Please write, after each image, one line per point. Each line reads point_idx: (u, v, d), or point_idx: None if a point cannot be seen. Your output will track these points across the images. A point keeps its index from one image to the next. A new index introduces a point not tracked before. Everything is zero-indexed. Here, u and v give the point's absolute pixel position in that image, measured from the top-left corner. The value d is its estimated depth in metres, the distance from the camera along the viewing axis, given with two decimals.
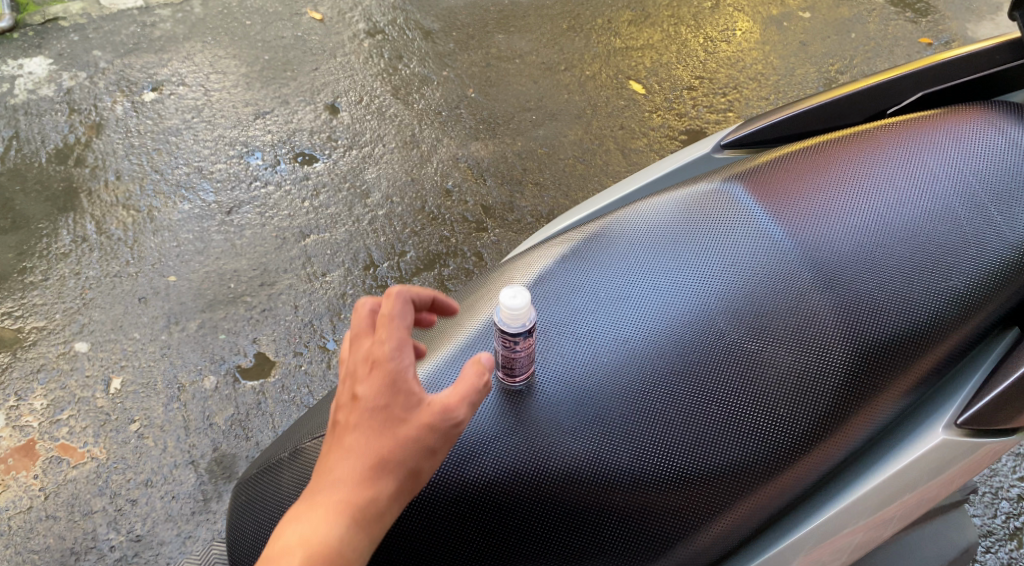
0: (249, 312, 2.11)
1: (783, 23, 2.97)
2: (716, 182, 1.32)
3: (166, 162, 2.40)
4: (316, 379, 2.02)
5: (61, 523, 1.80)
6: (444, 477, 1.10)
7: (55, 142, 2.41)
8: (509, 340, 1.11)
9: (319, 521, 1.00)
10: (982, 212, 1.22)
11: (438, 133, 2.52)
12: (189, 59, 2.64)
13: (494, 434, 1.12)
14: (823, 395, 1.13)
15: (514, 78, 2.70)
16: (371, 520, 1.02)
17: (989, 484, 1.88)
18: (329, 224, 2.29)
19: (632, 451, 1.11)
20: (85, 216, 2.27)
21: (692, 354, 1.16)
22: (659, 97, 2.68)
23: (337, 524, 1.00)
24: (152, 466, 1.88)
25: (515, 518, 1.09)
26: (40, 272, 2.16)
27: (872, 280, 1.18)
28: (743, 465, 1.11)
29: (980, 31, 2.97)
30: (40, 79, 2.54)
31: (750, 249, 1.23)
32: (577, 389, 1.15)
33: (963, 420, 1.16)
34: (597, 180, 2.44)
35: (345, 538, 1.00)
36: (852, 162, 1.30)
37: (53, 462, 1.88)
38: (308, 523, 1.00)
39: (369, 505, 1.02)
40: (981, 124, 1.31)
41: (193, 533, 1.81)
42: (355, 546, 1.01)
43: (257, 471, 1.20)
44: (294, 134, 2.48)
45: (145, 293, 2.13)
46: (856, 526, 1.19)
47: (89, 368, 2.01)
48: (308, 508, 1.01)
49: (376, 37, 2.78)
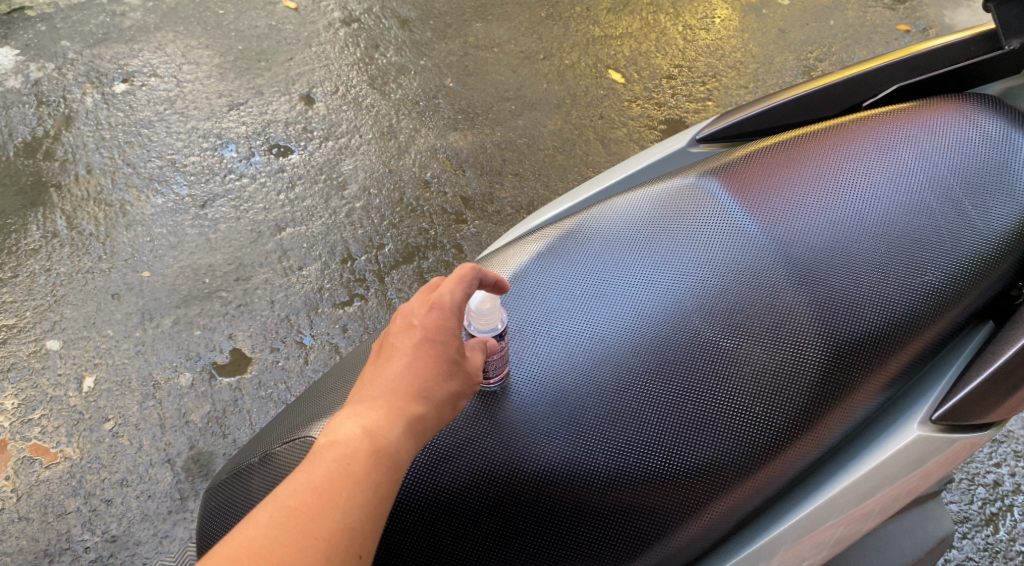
0: (224, 308, 2.09)
1: (762, 11, 2.95)
2: (691, 178, 1.32)
3: (138, 155, 2.35)
4: (293, 374, 2.00)
5: (34, 524, 1.78)
6: (417, 481, 1.09)
7: (23, 135, 2.36)
8: (481, 347, 1.13)
9: (375, 418, 1.00)
10: (957, 207, 1.22)
11: (416, 123, 2.49)
12: (160, 49, 2.59)
13: (468, 436, 1.11)
14: (799, 393, 1.12)
15: (492, 67, 2.67)
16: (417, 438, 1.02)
17: (966, 471, 1.89)
18: (306, 217, 2.26)
19: (607, 451, 1.10)
20: (55, 211, 2.22)
21: (667, 352, 1.15)
22: (638, 86, 2.66)
23: (392, 425, 1.00)
24: (127, 465, 1.86)
25: (490, 522, 1.08)
26: (10, 269, 2.12)
27: (847, 276, 1.17)
28: (719, 463, 1.10)
29: (957, 18, 2.97)
30: (6, 71, 2.49)
31: (725, 246, 1.23)
32: (552, 389, 1.14)
33: (936, 416, 1.16)
34: (577, 171, 2.42)
35: (399, 442, 1.00)
36: (828, 156, 1.29)
37: (25, 462, 1.85)
38: (366, 417, 1.00)
39: (419, 421, 1.02)
40: (955, 117, 1.31)
41: (169, 533, 1.79)
42: (406, 450, 1.00)
43: (226, 475, 1.18)
44: (268, 125, 2.44)
45: (118, 289, 2.10)
46: (834, 522, 1.19)
47: (61, 366, 1.97)
48: (366, 406, 1.01)
49: (352, 26, 2.74)
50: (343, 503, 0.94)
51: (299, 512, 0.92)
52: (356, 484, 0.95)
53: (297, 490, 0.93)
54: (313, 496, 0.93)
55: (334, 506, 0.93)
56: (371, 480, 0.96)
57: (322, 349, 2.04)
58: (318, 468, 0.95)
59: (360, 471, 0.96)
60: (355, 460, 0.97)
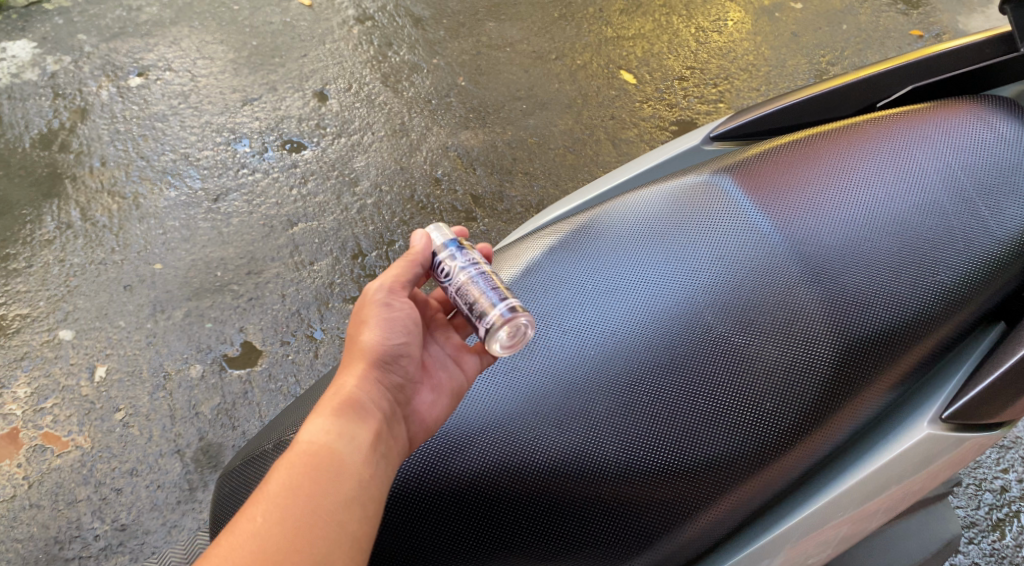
0: (236, 301, 2.10)
1: (775, 14, 2.96)
2: (705, 175, 1.32)
3: (152, 149, 2.37)
4: (303, 368, 2.01)
5: (45, 512, 1.79)
6: (430, 470, 1.12)
7: (39, 127, 2.38)
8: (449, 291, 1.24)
9: (315, 427, 1.08)
10: (970, 207, 1.22)
11: (428, 121, 2.50)
12: (175, 43, 2.61)
13: (480, 427, 1.14)
14: (809, 390, 1.13)
15: (505, 67, 2.68)
16: (359, 408, 1.11)
17: (973, 476, 1.89)
18: (317, 213, 2.27)
19: (618, 444, 1.11)
20: (69, 203, 2.24)
21: (679, 348, 1.16)
22: (650, 88, 2.67)
23: (323, 422, 1.08)
24: (137, 455, 1.87)
25: (499, 510, 1.10)
26: (25, 259, 2.14)
27: (860, 274, 1.17)
28: (728, 458, 1.11)
29: (971, 23, 2.97)
30: (24, 63, 2.51)
31: (738, 243, 1.23)
32: (565, 381, 1.16)
33: (947, 414, 1.16)
34: (587, 171, 2.43)
35: (333, 430, 1.08)
36: (840, 155, 1.30)
37: (37, 451, 1.86)
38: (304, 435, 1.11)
39: (353, 396, 1.12)
40: (970, 118, 1.31)
41: (178, 522, 1.80)
42: (334, 439, 1.07)
43: (240, 462, 1.21)
44: (282, 121, 2.46)
45: (131, 281, 2.12)
46: (840, 520, 1.19)
47: (74, 356, 1.99)
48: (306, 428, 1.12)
49: (365, 24, 2.76)
50: (269, 521, 0.99)
51: (229, 549, 0.97)
52: (282, 498, 1.01)
53: (225, 539, 0.99)
54: (243, 534, 0.98)
55: (260, 527, 0.98)
56: (303, 491, 1.02)
57: (332, 343, 2.05)
58: (244, 512, 1.00)
59: (286, 492, 1.01)
60: (277, 480, 1.03)
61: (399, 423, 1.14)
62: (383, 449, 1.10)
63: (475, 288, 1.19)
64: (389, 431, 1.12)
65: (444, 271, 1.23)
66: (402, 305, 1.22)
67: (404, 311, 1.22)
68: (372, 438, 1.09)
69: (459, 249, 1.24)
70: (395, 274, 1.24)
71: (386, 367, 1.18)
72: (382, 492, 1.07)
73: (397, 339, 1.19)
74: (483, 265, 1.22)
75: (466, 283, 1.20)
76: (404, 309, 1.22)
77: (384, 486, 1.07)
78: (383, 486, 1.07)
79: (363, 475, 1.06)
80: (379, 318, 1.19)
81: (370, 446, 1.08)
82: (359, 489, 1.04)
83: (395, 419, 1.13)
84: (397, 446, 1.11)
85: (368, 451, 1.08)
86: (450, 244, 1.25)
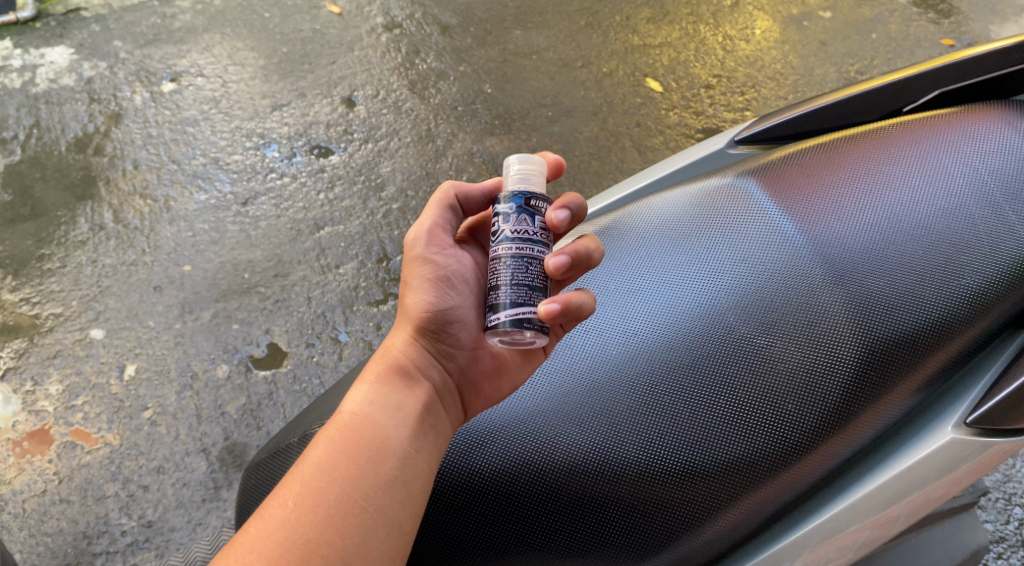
0: (263, 303, 2.12)
1: (803, 23, 2.95)
2: (729, 177, 1.34)
3: (183, 153, 2.42)
4: (327, 369, 2.03)
5: (74, 507, 1.82)
6: (452, 465, 1.15)
7: (74, 131, 2.44)
8: None
9: (359, 397, 1.12)
10: (997, 212, 1.21)
11: (454, 127, 2.52)
12: (208, 50, 2.66)
13: (502, 422, 1.17)
14: (832, 391, 1.12)
15: (531, 74, 2.69)
16: (406, 375, 1.14)
17: (1002, 490, 1.85)
18: (344, 217, 2.29)
19: (639, 443, 1.13)
20: (102, 205, 2.29)
21: (701, 349, 1.17)
22: (676, 95, 2.67)
23: (368, 391, 1.12)
24: (164, 453, 1.90)
25: (520, 506, 1.12)
26: (59, 259, 2.18)
27: (885, 277, 1.17)
28: (749, 459, 1.11)
29: (1003, 33, 2.94)
30: (61, 68, 2.57)
31: (764, 244, 1.24)
32: (587, 380, 1.18)
33: (972, 419, 1.14)
34: (612, 178, 2.43)
35: (378, 401, 1.11)
36: (866, 158, 1.30)
37: (68, 447, 1.90)
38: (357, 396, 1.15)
39: (400, 363, 1.15)
40: (997, 123, 1.30)
41: (203, 520, 1.83)
42: (373, 414, 1.10)
43: (265, 456, 1.26)
44: (310, 126, 2.49)
45: (160, 282, 2.15)
46: (863, 524, 1.16)
47: (104, 355, 2.02)
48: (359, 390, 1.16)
49: (393, 32, 2.79)
50: (302, 505, 1.02)
51: (263, 533, 1.00)
52: (315, 481, 1.04)
53: (255, 525, 1.02)
54: (275, 521, 1.01)
55: (294, 512, 1.01)
56: (338, 474, 1.04)
57: (356, 346, 2.07)
58: (275, 498, 1.03)
59: (320, 477, 1.04)
60: (312, 463, 1.06)
61: (450, 392, 1.17)
62: (432, 421, 1.13)
63: (503, 275, 1.12)
64: (439, 401, 1.15)
65: (496, 227, 1.14)
66: (445, 259, 1.20)
67: (448, 266, 1.20)
68: (419, 408, 1.12)
69: (517, 214, 1.13)
70: (436, 226, 1.22)
71: (436, 335, 1.18)
72: (427, 467, 1.09)
73: (446, 302, 1.18)
74: (530, 251, 1.12)
75: (500, 261, 1.12)
76: (447, 263, 1.20)
77: (430, 462, 1.10)
78: (428, 462, 1.10)
79: (405, 452, 1.08)
80: (423, 278, 1.19)
81: (415, 418, 1.11)
82: (400, 469, 1.07)
83: (446, 388, 1.17)
84: (445, 418, 1.15)
85: (413, 424, 1.10)
86: (515, 201, 1.13)
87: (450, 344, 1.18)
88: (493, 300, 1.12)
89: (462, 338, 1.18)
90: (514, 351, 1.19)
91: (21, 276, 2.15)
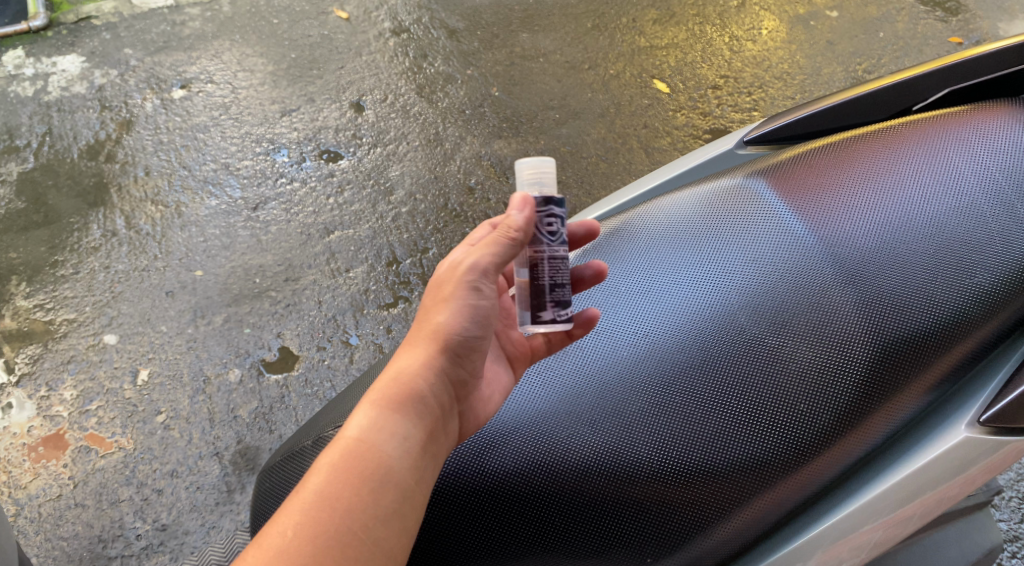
0: (274, 307, 2.14)
1: (810, 23, 2.95)
2: (739, 178, 1.34)
3: (194, 159, 2.43)
4: (338, 373, 2.04)
5: (89, 511, 1.84)
6: (465, 467, 1.16)
7: (86, 138, 2.46)
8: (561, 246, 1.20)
9: (363, 423, 1.09)
10: (1008, 210, 1.21)
11: (462, 131, 2.53)
12: (217, 56, 2.68)
13: (515, 425, 1.18)
14: (844, 391, 1.13)
15: (538, 77, 2.70)
16: (417, 403, 1.12)
17: (1016, 489, 1.85)
18: (353, 221, 2.30)
19: (651, 443, 1.14)
20: (114, 211, 2.31)
21: (713, 349, 1.18)
22: (684, 96, 2.68)
23: (371, 417, 1.10)
24: (177, 457, 1.91)
25: (534, 507, 1.13)
26: (72, 265, 2.20)
27: (896, 277, 1.17)
28: (760, 460, 1.12)
29: (1011, 30, 2.94)
30: (73, 76, 2.59)
31: (773, 246, 1.24)
32: (598, 381, 1.19)
33: (985, 418, 1.14)
34: (620, 179, 2.44)
35: (383, 429, 1.09)
36: (876, 158, 1.30)
37: (82, 452, 1.91)
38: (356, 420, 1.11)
39: (412, 388, 1.12)
40: (1007, 121, 1.30)
41: (216, 523, 1.84)
42: (384, 446, 1.08)
43: (280, 459, 1.28)
44: (319, 131, 2.50)
45: (172, 287, 2.17)
46: (876, 524, 1.17)
47: (117, 360, 2.04)
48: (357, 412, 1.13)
49: (401, 36, 2.80)
50: (302, 537, 1.02)
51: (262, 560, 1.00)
52: (314, 510, 1.03)
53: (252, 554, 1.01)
54: (273, 549, 1.01)
55: (294, 542, 1.01)
56: (340, 505, 1.04)
57: (366, 349, 2.08)
58: (274, 525, 1.03)
59: (320, 507, 1.04)
60: (313, 490, 1.05)
61: (453, 416, 1.15)
62: (432, 449, 1.12)
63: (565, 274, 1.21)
64: (442, 428, 1.13)
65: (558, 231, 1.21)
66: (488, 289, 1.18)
67: (483, 296, 1.17)
68: (423, 437, 1.11)
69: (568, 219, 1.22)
70: (488, 251, 1.16)
71: (456, 358, 1.16)
72: (425, 499, 1.10)
73: (470, 330, 1.16)
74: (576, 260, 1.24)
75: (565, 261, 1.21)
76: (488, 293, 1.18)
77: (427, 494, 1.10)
78: (427, 493, 1.10)
79: (403, 484, 1.08)
80: (464, 302, 1.16)
81: (418, 449, 1.10)
82: (400, 502, 1.07)
83: (449, 411, 1.15)
84: (446, 446, 1.14)
85: (414, 454, 1.09)
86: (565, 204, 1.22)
87: (466, 368, 1.17)
88: (563, 297, 1.21)
89: (477, 365, 1.18)
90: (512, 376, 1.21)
91: (35, 282, 2.18)
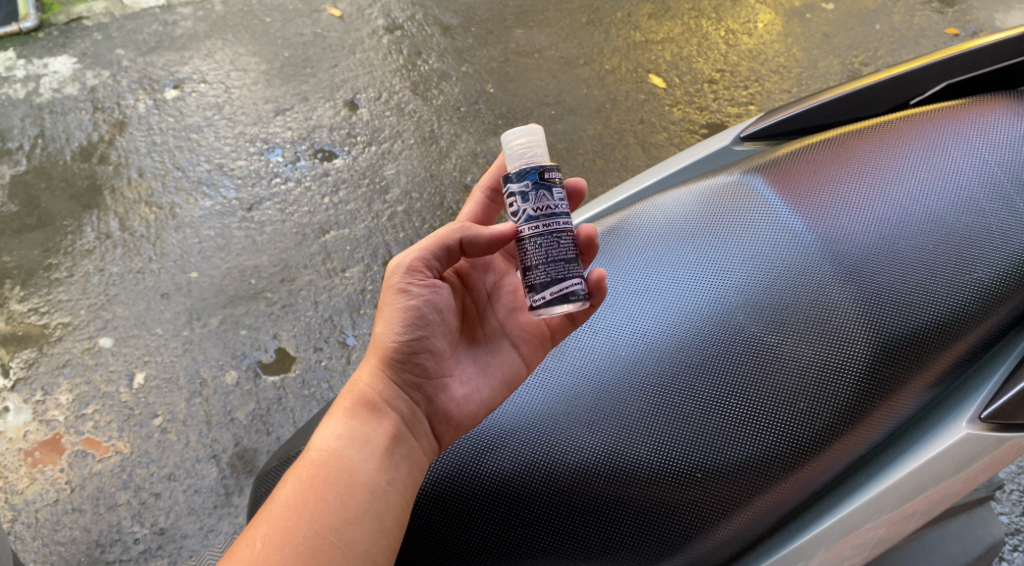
0: (269, 308, 2.12)
1: (806, 15, 2.93)
2: (735, 175, 1.33)
3: (188, 159, 2.42)
4: (336, 374, 2.03)
5: (86, 516, 1.83)
6: (463, 471, 1.15)
7: (79, 140, 2.44)
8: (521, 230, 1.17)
9: (328, 433, 1.12)
10: (1007, 205, 1.20)
11: (457, 128, 2.51)
12: (210, 56, 2.66)
13: (513, 426, 1.17)
14: (843, 389, 1.12)
15: (534, 73, 2.68)
16: (375, 409, 1.14)
17: (1017, 482, 1.83)
18: (349, 220, 2.29)
19: (649, 444, 1.13)
20: (108, 213, 2.29)
21: (711, 349, 1.17)
22: (680, 91, 2.66)
23: (337, 426, 1.12)
24: (174, 460, 1.90)
25: (531, 510, 1.12)
26: (66, 269, 2.18)
27: (897, 273, 1.16)
28: (756, 460, 1.11)
29: (1008, 21, 2.92)
30: (64, 78, 2.57)
31: (769, 243, 1.23)
32: (597, 381, 1.18)
33: (986, 414, 1.13)
34: (615, 176, 2.42)
35: (347, 435, 1.11)
36: (873, 154, 1.29)
37: (78, 456, 1.90)
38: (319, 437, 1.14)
39: (369, 397, 1.15)
40: (1005, 115, 1.29)
41: (215, 527, 1.83)
42: (345, 449, 1.10)
43: (275, 463, 1.27)
44: (314, 130, 2.49)
45: (167, 289, 2.15)
46: (878, 522, 1.16)
47: (113, 363, 2.03)
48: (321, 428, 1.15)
49: (394, 33, 2.78)
50: (272, 544, 1.02)
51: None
52: (281, 517, 1.04)
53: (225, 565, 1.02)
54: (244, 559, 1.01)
55: (263, 550, 1.02)
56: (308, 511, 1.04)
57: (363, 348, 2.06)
58: (243, 538, 1.03)
59: (289, 514, 1.04)
60: (281, 498, 1.06)
61: (420, 420, 1.16)
62: (403, 451, 1.12)
63: (531, 255, 1.17)
64: (410, 431, 1.15)
65: (513, 207, 1.18)
66: (420, 290, 1.18)
67: (424, 298, 1.17)
68: (388, 439, 1.12)
69: (535, 190, 1.17)
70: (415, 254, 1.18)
71: (403, 366, 1.17)
72: (401, 498, 1.09)
73: (413, 334, 1.17)
74: (565, 234, 1.18)
75: (530, 242, 1.17)
76: (422, 294, 1.18)
77: (403, 493, 1.10)
78: (403, 493, 1.10)
79: (374, 486, 1.08)
80: (394, 311, 1.17)
81: (384, 452, 1.11)
82: (372, 501, 1.07)
83: (416, 417, 1.16)
84: (419, 448, 1.14)
85: (381, 458, 1.10)
86: (530, 178, 1.17)
87: (419, 374, 1.18)
88: (530, 281, 1.18)
89: (431, 368, 1.18)
90: (490, 381, 1.21)
91: (29, 286, 2.16)
